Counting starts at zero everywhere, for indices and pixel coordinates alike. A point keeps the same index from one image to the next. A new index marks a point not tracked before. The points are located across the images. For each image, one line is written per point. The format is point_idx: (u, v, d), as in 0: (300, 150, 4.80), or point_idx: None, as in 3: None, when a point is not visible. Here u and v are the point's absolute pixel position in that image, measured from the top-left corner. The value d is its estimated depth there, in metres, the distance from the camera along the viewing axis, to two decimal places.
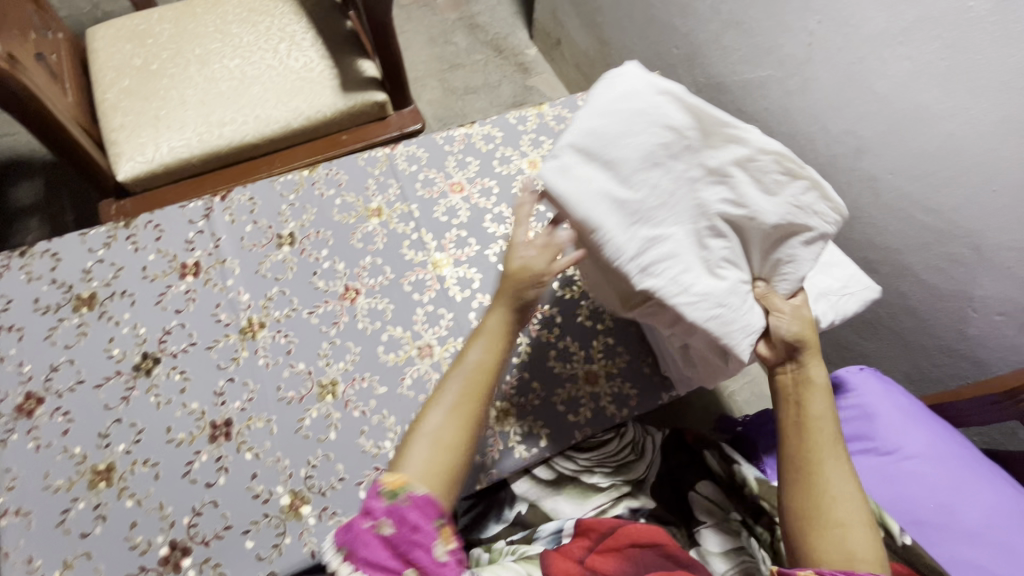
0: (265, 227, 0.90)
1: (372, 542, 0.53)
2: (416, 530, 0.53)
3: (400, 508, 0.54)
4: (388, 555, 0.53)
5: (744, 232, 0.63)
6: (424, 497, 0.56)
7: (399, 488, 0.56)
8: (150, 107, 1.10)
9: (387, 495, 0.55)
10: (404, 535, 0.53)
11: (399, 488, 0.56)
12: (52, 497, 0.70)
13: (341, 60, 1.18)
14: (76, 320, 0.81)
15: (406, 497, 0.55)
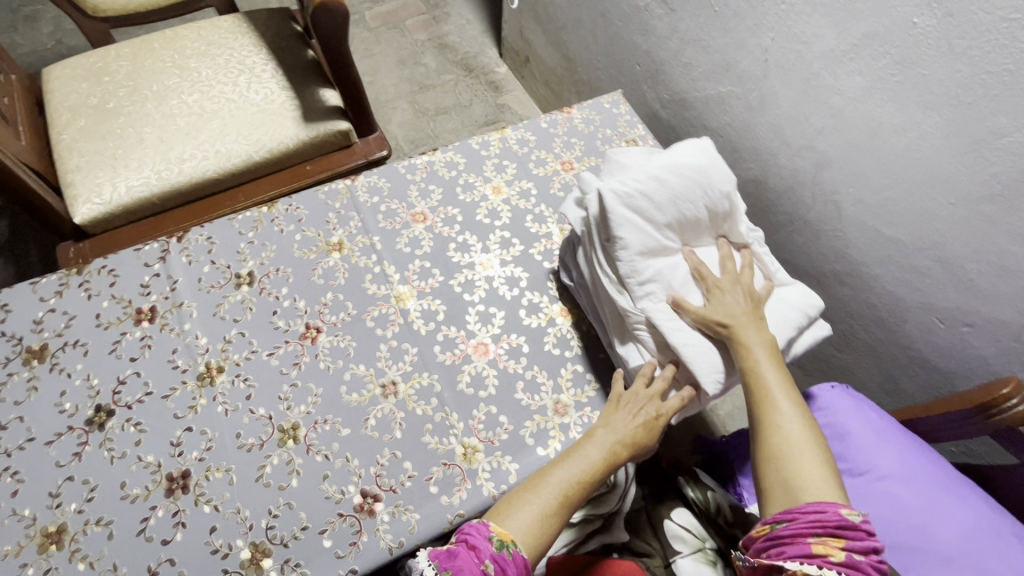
0: (224, 267, 0.88)
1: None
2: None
3: (507, 560, 0.57)
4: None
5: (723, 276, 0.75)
6: (524, 558, 0.59)
7: (507, 543, 0.58)
8: (107, 146, 1.08)
9: (496, 544, 0.58)
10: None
11: (508, 543, 0.58)
12: (0, 563, 0.67)
13: (302, 90, 1.17)
14: (27, 374, 0.78)
15: (512, 552, 0.58)
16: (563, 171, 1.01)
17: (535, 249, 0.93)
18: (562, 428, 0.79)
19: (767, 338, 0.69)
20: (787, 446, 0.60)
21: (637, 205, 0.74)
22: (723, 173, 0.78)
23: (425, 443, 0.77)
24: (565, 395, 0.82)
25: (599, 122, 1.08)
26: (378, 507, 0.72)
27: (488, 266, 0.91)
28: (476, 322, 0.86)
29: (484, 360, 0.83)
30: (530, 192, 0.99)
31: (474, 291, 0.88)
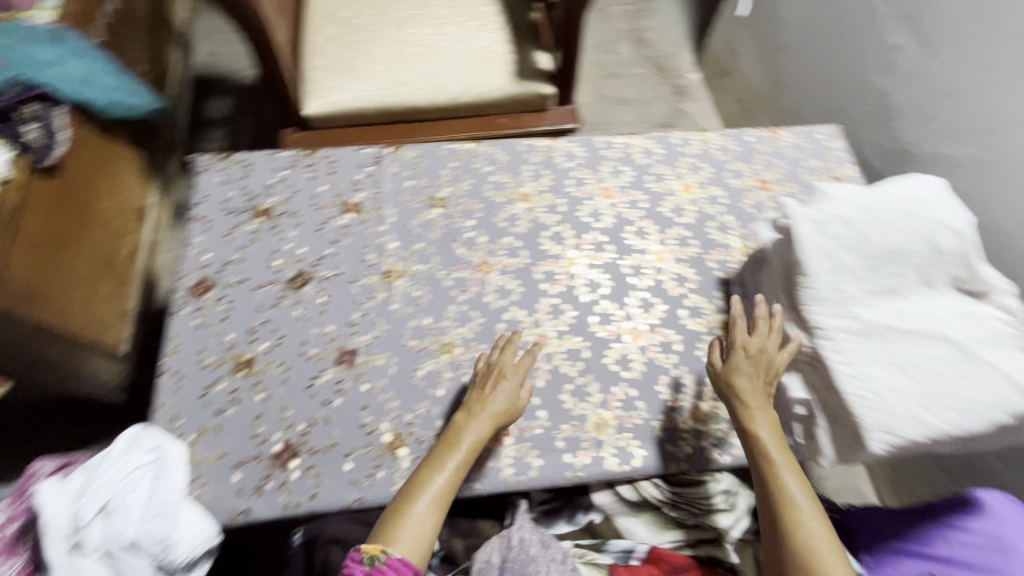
0: (424, 186, 0.96)
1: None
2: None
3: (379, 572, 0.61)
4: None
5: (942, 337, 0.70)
6: (399, 559, 0.62)
7: (376, 556, 0.62)
8: (346, 56, 1.20)
9: (366, 561, 0.62)
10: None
11: (378, 555, 0.62)
12: (202, 371, 0.80)
13: (521, 48, 1.23)
14: (253, 226, 0.91)
15: (384, 562, 0.61)
16: (758, 189, 0.98)
17: (710, 256, 0.92)
18: (695, 434, 0.79)
19: (771, 418, 0.70)
20: (805, 541, 0.62)
21: (838, 236, 0.74)
22: (956, 218, 0.73)
23: (562, 401, 0.80)
24: (705, 404, 0.81)
25: (808, 150, 1.03)
26: (507, 441, 0.77)
27: (661, 258, 0.91)
28: (636, 306, 0.87)
29: (635, 344, 0.85)
30: (719, 200, 0.97)
31: (641, 276, 0.90)
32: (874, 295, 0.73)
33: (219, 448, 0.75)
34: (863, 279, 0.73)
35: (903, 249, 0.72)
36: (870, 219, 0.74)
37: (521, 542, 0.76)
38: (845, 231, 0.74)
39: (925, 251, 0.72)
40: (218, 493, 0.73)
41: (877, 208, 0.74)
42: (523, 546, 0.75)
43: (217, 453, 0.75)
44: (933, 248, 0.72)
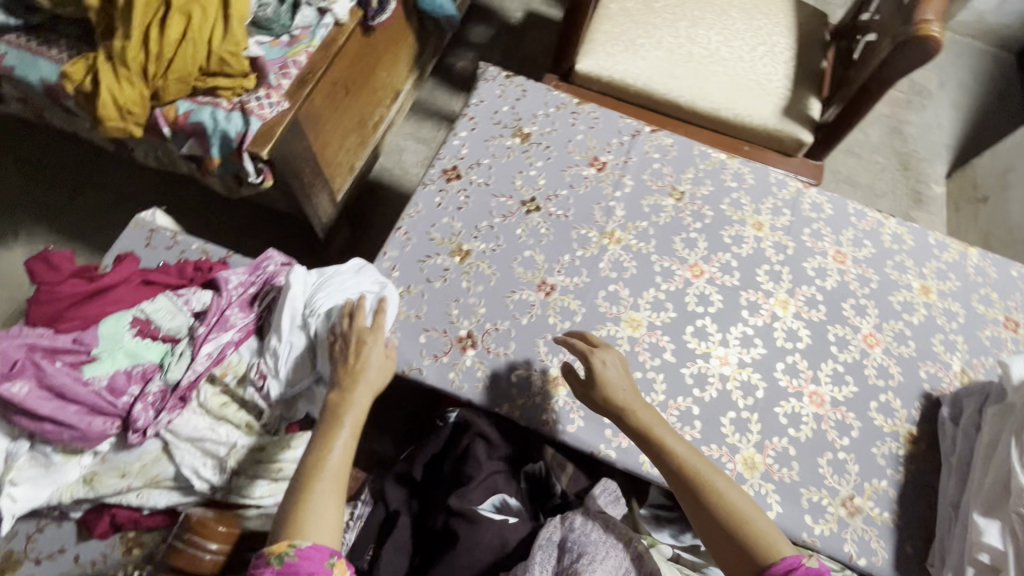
0: (668, 174, 0.98)
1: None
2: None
3: (291, 564, 0.54)
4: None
5: None
6: (311, 548, 0.56)
7: (283, 552, 0.55)
8: (634, 31, 1.24)
9: (271, 561, 0.55)
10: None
11: (281, 552, 0.55)
12: (427, 242, 0.89)
13: (798, 90, 1.21)
14: (509, 143, 0.98)
15: (293, 555, 0.55)
16: (1004, 326, 0.90)
17: (924, 365, 0.86)
18: (839, 521, 0.75)
19: None
20: (751, 523, 0.63)
21: None
22: None
23: (721, 423, 0.80)
24: (860, 499, 0.77)
25: None
26: None
27: (871, 342, 0.87)
28: (827, 375, 0.84)
29: (812, 409, 0.82)
30: (956, 316, 0.90)
31: (844, 350, 0.86)
32: None
33: (417, 309, 0.83)
34: None
35: None
36: None
37: (586, 526, 0.68)
38: None
39: None
40: (404, 344, 0.81)
41: None
42: (586, 529, 0.68)
43: (415, 312, 0.83)
44: None
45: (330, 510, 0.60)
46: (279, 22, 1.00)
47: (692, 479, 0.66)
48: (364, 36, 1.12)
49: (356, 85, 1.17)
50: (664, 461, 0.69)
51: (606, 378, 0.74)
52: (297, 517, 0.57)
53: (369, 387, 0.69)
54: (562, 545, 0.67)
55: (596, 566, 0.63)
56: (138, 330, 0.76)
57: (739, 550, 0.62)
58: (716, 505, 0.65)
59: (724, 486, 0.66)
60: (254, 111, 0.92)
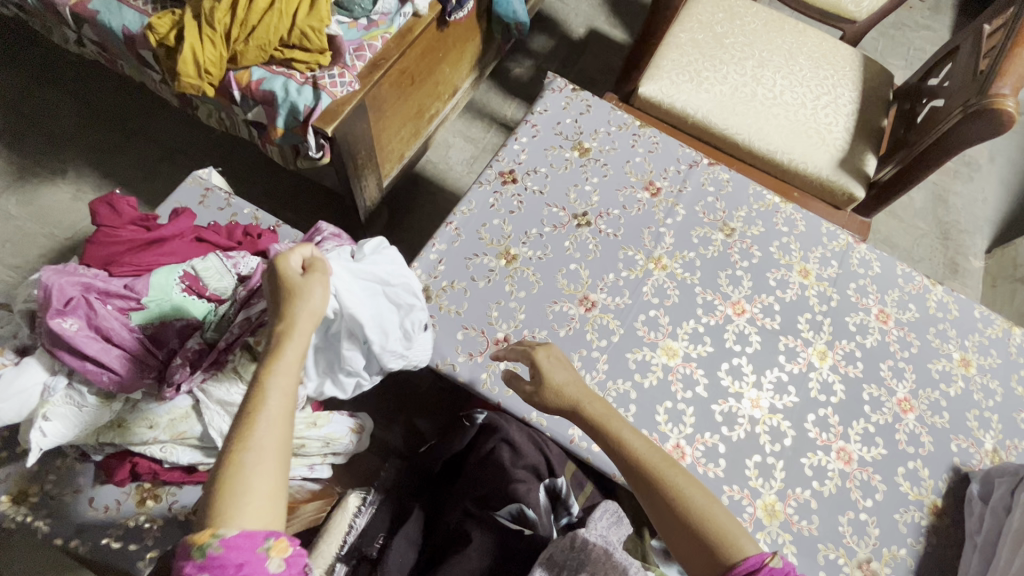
0: (720, 209, 0.98)
1: None
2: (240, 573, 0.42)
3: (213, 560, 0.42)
4: None
5: None
6: (239, 533, 0.43)
7: (207, 542, 0.42)
8: (700, 63, 1.24)
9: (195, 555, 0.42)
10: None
11: (206, 542, 0.42)
12: (477, 241, 0.89)
13: (856, 144, 1.21)
14: (568, 156, 0.99)
15: (218, 547, 0.42)
16: None
17: (955, 438, 0.84)
18: None
19: None
20: (714, 520, 0.55)
21: None
22: None
23: (745, 465, 0.79)
24: (877, 563, 0.76)
25: None
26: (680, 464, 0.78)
27: (905, 407, 0.86)
28: (858, 434, 0.83)
29: (838, 464, 0.81)
30: (993, 393, 0.89)
31: (877, 411, 0.85)
32: None
33: (459, 306, 0.83)
34: None
35: None
36: None
37: (586, 545, 0.67)
38: None
39: None
40: (443, 339, 0.81)
41: None
42: (585, 551, 0.66)
43: (455, 308, 0.83)
44: None
45: (270, 476, 0.46)
46: (361, 4, 1.01)
47: (644, 474, 0.57)
48: (438, 30, 1.13)
49: (421, 76, 1.18)
50: (618, 456, 0.59)
51: (552, 373, 0.67)
52: (218, 498, 0.44)
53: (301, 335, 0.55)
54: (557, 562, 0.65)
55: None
56: (186, 286, 0.77)
57: (702, 554, 0.54)
58: (675, 501, 0.56)
59: (686, 483, 0.56)
60: (326, 87, 0.93)
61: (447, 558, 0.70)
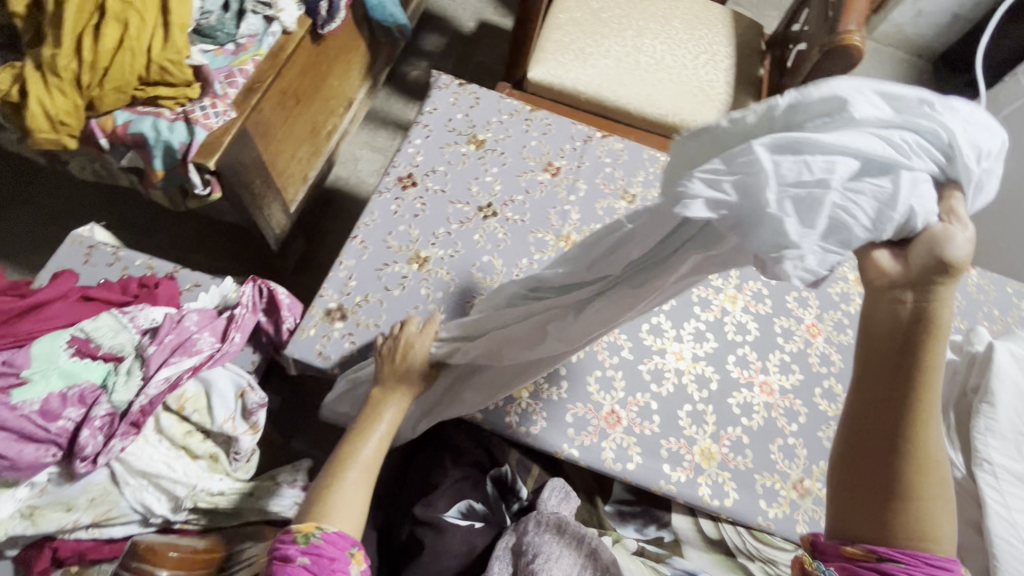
0: (619, 177, 1.01)
1: None
2: (331, 565, 0.55)
3: (320, 547, 0.56)
4: None
5: None
6: (336, 532, 0.58)
7: (310, 533, 0.56)
8: (583, 41, 1.27)
9: (301, 538, 0.56)
10: (322, 565, 0.55)
11: (311, 532, 0.56)
12: (385, 250, 0.88)
13: (738, 96, 1.27)
14: (464, 150, 0.99)
15: (321, 537, 0.56)
16: None
17: None
18: (791, 503, 0.79)
19: None
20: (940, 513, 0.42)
21: None
22: None
23: (678, 416, 0.82)
24: (811, 481, 0.81)
25: (991, 297, 1.00)
26: (617, 427, 0.80)
27: (813, 332, 0.92)
28: (776, 366, 0.88)
29: (762, 397, 0.85)
30: None
31: (789, 341, 0.90)
32: None
33: (377, 318, 0.82)
34: None
35: None
36: None
37: (539, 525, 0.70)
38: None
39: None
40: (365, 355, 0.80)
41: None
42: (539, 530, 0.70)
43: (373, 321, 0.82)
44: None
45: (357, 501, 0.61)
46: (223, 29, 0.97)
47: (915, 430, 0.40)
48: (313, 44, 1.11)
49: (307, 94, 1.16)
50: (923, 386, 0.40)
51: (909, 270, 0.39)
52: (321, 503, 0.60)
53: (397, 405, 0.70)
54: (516, 549, 0.69)
55: (551, 564, 0.65)
56: (75, 350, 0.71)
57: (878, 528, 0.41)
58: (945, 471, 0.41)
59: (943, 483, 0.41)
60: (199, 120, 0.89)
61: (404, 567, 0.71)
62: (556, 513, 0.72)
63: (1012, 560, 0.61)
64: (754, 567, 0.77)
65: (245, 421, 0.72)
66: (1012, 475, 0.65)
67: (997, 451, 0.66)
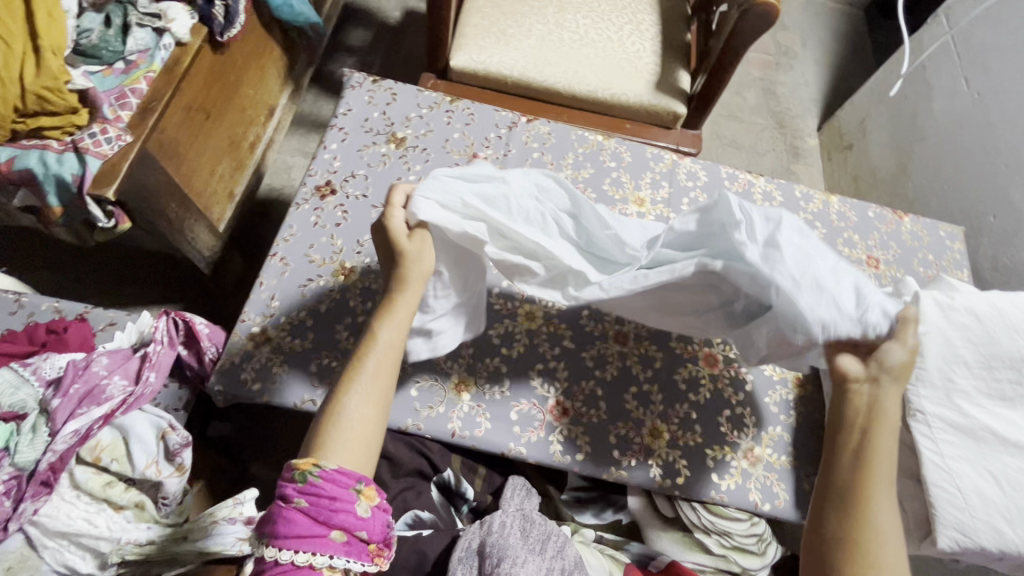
0: (548, 161, 0.99)
1: (293, 521, 0.50)
2: (332, 504, 0.50)
3: (317, 486, 0.50)
4: (313, 527, 0.50)
5: None
6: (337, 469, 0.51)
7: (307, 470, 0.51)
8: (503, 22, 1.23)
9: (298, 477, 0.51)
10: (322, 507, 0.50)
11: (309, 469, 0.51)
12: (308, 265, 0.84)
13: (667, 64, 1.25)
14: (384, 150, 0.95)
15: (319, 475, 0.51)
16: (866, 264, 0.97)
17: None
18: (742, 473, 0.79)
19: None
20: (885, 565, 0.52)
21: (965, 327, 0.68)
22: None
23: (624, 399, 0.81)
24: (760, 448, 0.81)
25: (926, 243, 1.01)
26: (564, 419, 0.79)
27: None
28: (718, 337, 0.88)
29: (707, 370, 0.85)
30: None
31: None
32: (985, 396, 0.67)
33: (304, 337, 0.79)
34: (979, 377, 0.67)
35: None
36: (1002, 324, 0.67)
37: (503, 528, 0.68)
38: (969, 321, 0.68)
39: None
40: (295, 377, 0.77)
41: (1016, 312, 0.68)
42: (504, 531, 0.68)
43: (301, 341, 0.79)
44: None
45: (359, 427, 0.55)
46: (107, 47, 0.92)
47: (849, 512, 0.55)
48: (214, 52, 1.04)
49: (218, 107, 1.09)
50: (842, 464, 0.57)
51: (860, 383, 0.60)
52: (320, 437, 0.54)
53: (410, 295, 0.64)
54: (481, 552, 0.67)
55: (518, 568, 0.63)
56: None
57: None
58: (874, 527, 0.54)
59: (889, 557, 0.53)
60: (89, 149, 0.83)
61: None
62: (521, 510, 0.73)
63: (948, 506, 0.62)
64: (712, 544, 0.80)
65: (170, 463, 0.70)
66: (941, 423, 0.66)
67: (927, 401, 0.66)
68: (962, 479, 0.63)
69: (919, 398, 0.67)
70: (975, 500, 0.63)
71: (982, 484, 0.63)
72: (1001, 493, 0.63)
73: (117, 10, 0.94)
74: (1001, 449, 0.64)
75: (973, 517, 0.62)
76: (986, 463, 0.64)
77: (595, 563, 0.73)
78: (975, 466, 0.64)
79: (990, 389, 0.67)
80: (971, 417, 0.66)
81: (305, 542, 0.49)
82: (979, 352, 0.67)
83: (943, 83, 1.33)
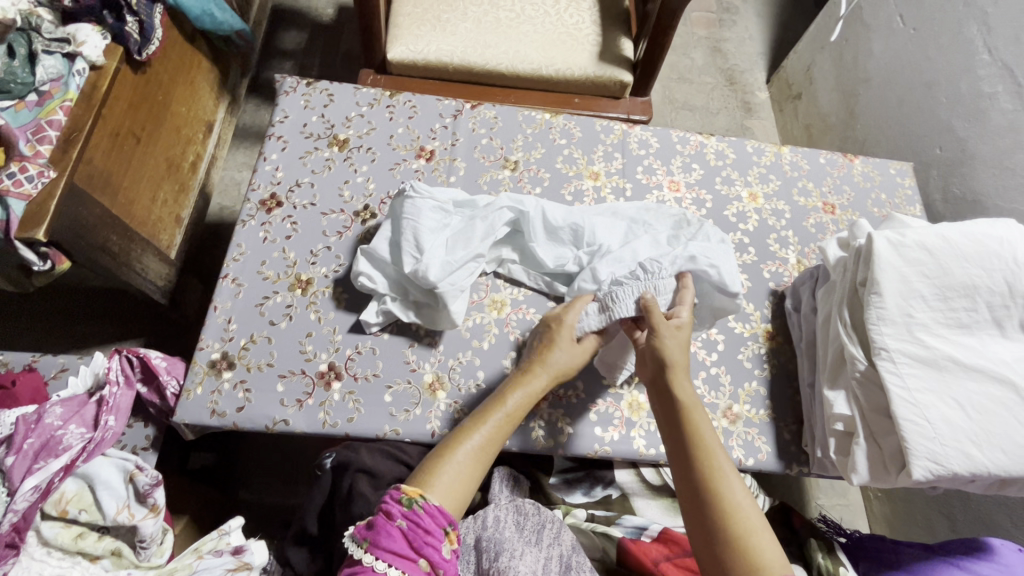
0: (498, 146, 0.97)
1: (393, 536, 0.53)
2: (427, 535, 0.54)
3: (418, 516, 0.55)
4: (407, 551, 0.53)
5: (997, 379, 0.66)
6: (437, 506, 0.56)
7: (415, 497, 0.56)
8: (437, 8, 1.20)
9: (405, 503, 0.55)
10: (417, 534, 0.54)
11: (417, 497, 0.56)
12: (261, 282, 0.81)
13: (608, 32, 1.23)
14: (327, 154, 0.92)
15: (422, 506, 0.56)
16: (823, 211, 0.98)
17: (766, 266, 0.92)
18: (724, 433, 0.79)
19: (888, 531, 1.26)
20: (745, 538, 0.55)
21: (917, 262, 0.69)
22: None
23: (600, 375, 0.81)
24: (739, 406, 0.81)
25: (878, 182, 1.02)
26: (542, 404, 0.78)
27: None
28: None
29: None
30: (783, 214, 0.97)
31: None
32: (941, 326, 0.68)
33: (267, 357, 0.77)
34: (936, 309, 0.68)
35: (981, 284, 0.68)
36: (953, 255, 0.69)
37: (498, 522, 0.69)
38: (919, 257, 0.69)
39: (1004, 287, 0.67)
40: (262, 399, 0.74)
41: (963, 240, 0.69)
42: (498, 526, 0.68)
43: (265, 361, 0.76)
44: (1015, 286, 0.67)
45: (462, 479, 0.60)
46: (16, 79, 0.84)
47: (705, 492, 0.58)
48: (134, 73, 0.99)
49: (148, 129, 1.04)
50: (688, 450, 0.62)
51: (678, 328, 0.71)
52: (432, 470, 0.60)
53: (542, 381, 0.71)
54: (477, 546, 0.67)
55: (517, 560, 0.64)
56: None
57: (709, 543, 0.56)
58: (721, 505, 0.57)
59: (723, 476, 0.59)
60: (10, 191, 0.78)
61: None
62: (515, 502, 0.72)
63: (918, 436, 0.64)
64: None
65: (143, 505, 0.68)
66: (903, 357, 0.67)
67: (888, 338, 0.68)
68: (929, 409, 0.65)
69: (880, 336, 0.68)
70: (944, 426, 0.64)
71: (949, 411, 0.65)
72: (967, 417, 0.64)
73: (18, 38, 0.86)
74: (960, 375, 0.66)
75: (943, 444, 0.63)
76: (950, 391, 0.66)
77: (586, 542, 0.73)
78: (940, 395, 0.66)
79: (946, 319, 0.68)
80: (932, 348, 0.67)
81: (396, 559, 0.52)
82: (932, 286, 0.68)
83: (880, 23, 1.34)
